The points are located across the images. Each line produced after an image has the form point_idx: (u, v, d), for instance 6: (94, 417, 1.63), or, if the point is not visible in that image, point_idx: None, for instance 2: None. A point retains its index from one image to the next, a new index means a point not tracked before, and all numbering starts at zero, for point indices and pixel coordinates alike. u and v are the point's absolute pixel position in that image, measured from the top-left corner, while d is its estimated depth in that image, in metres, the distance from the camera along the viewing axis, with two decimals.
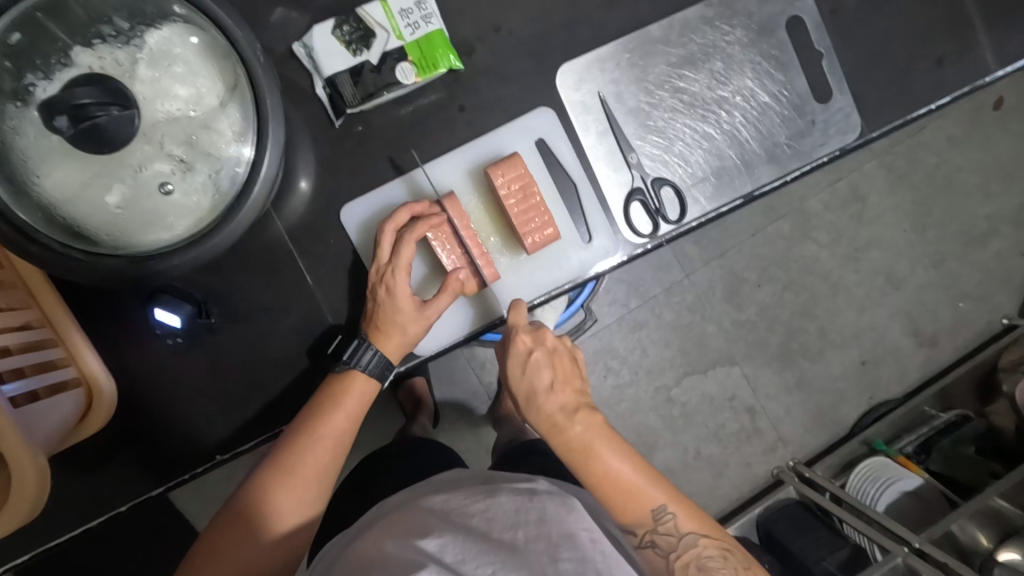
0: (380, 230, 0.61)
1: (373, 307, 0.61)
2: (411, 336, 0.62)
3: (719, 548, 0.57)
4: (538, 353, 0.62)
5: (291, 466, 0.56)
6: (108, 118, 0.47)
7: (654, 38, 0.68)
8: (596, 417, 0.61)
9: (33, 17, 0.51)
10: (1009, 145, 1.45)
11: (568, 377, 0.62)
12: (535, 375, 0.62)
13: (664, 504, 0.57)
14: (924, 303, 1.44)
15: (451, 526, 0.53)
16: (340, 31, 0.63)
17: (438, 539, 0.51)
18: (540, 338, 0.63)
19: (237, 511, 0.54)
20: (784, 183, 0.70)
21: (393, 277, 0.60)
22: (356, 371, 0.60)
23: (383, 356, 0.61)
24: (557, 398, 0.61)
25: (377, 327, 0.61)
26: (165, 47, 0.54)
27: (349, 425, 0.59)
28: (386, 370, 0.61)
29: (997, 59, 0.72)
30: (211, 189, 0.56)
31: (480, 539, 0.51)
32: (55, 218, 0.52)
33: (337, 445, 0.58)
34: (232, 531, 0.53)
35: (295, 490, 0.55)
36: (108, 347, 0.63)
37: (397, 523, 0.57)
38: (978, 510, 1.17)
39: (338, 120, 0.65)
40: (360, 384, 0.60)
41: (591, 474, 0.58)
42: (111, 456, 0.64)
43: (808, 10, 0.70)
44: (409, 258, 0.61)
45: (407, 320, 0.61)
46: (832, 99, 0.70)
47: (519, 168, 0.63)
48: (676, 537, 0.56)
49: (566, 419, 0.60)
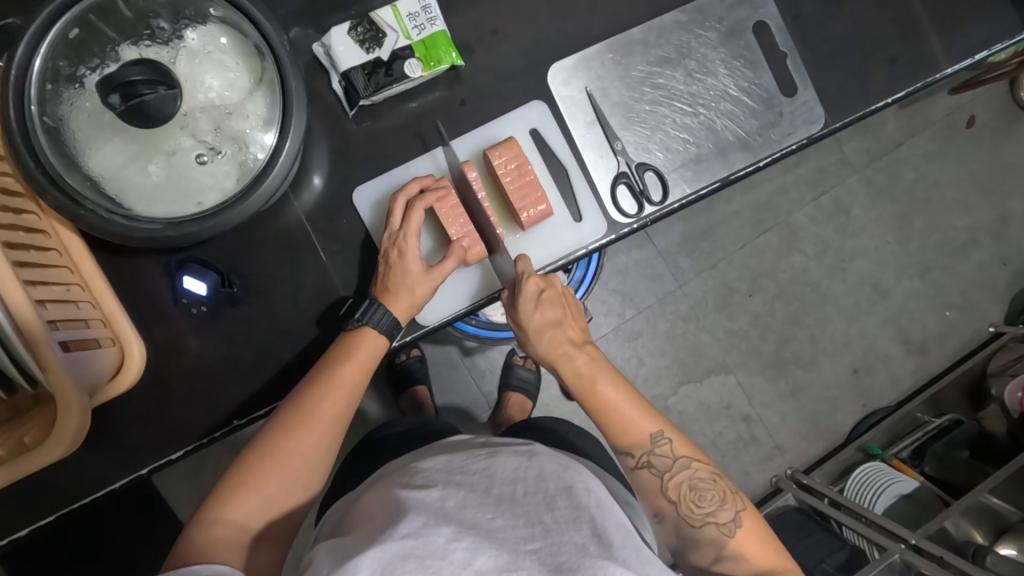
0: (393, 200, 0.68)
1: (385, 270, 0.68)
2: (420, 296, 0.67)
3: (709, 473, 0.63)
4: (550, 295, 0.67)
5: (310, 411, 0.60)
6: (155, 96, 0.55)
7: (634, 40, 0.76)
8: (598, 351, 0.68)
9: (86, 18, 0.58)
10: (983, 160, 1.54)
11: (575, 318, 0.69)
12: (545, 313, 0.67)
13: (661, 430, 0.63)
14: (910, 312, 1.50)
15: (453, 481, 0.54)
16: (355, 32, 0.70)
17: (438, 491, 0.52)
18: (551, 283, 0.68)
19: (261, 451, 0.58)
20: (756, 169, 0.77)
21: (405, 242, 0.66)
22: (368, 328, 0.65)
23: (393, 316, 0.66)
24: (564, 331, 0.67)
25: (388, 289, 0.66)
26: (201, 46, 0.61)
27: (362, 374, 0.64)
28: (394, 330, 0.66)
29: (946, 58, 0.80)
30: (238, 167, 0.62)
31: (478, 493, 0.52)
32: (101, 188, 0.59)
33: (351, 393, 0.63)
34: (257, 468, 0.58)
35: (315, 432, 0.60)
36: (140, 315, 0.68)
37: (398, 480, 0.58)
38: (971, 507, 1.18)
39: (351, 110, 0.72)
40: (371, 340, 0.65)
41: (596, 399, 0.65)
42: (134, 420, 0.68)
43: (772, 16, 0.78)
44: (419, 226, 0.67)
45: (415, 282, 0.67)
46: (798, 93, 0.78)
47: (515, 149, 0.69)
48: (671, 458, 0.63)
49: (574, 349, 0.67)
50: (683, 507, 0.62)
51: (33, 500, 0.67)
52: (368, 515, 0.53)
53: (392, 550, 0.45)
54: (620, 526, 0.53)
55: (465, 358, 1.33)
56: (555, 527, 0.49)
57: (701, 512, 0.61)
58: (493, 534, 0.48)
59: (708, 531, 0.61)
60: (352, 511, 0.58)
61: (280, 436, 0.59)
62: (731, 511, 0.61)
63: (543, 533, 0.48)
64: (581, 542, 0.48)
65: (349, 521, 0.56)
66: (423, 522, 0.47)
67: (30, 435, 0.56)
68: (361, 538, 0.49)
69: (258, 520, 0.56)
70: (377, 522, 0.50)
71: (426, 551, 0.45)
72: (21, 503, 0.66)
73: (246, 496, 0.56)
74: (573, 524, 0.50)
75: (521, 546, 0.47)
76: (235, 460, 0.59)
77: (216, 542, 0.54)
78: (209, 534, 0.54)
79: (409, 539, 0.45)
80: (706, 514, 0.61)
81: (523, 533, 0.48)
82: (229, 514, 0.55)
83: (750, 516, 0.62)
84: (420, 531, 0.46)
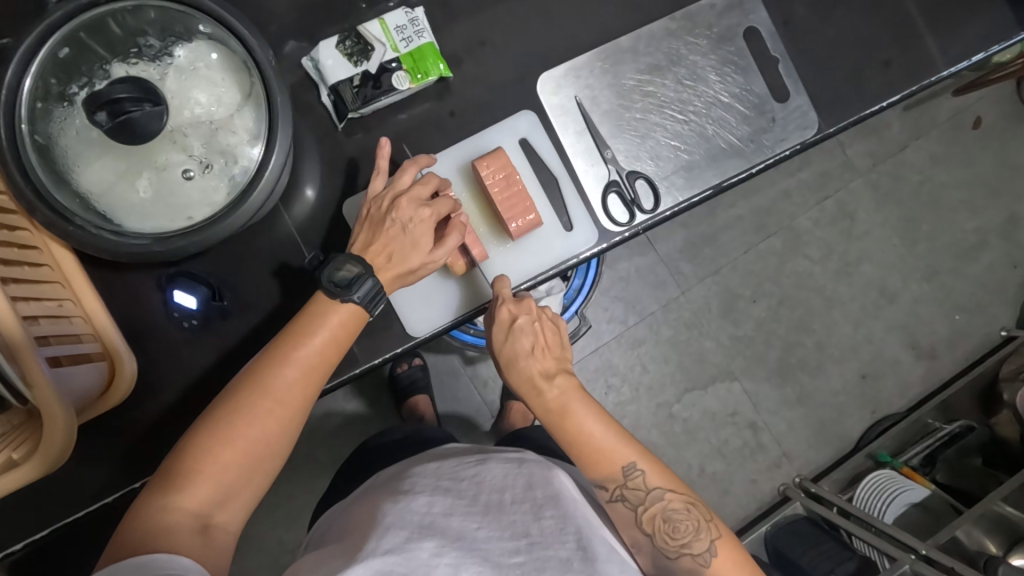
0: (405, 163, 0.65)
1: (377, 229, 0.63)
2: (410, 272, 0.64)
3: (683, 502, 0.61)
4: (523, 322, 0.64)
5: (271, 392, 0.57)
6: (142, 113, 0.56)
7: (624, 48, 0.76)
8: (573, 381, 0.64)
9: (77, 37, 0.59)
10: (991, 161, 1.51)
11: (550, 346, 0.65)
12: (517, 341, 0.64)
13: (634, 463, 0.61)
14: (919, 316, 1.47)
15: (440, 488, 0.53)
16: (343, 45, 0.71)
17: (425, 498, 0.51)
18: (524, 308, 0.65)
19: (216, 429, 0.55)
20: (749, 176, 0.76)
21: (410, 201, 0.64)
22: (350, 300, 0.61)
23: (379, 285, 0.62)
24: (536, 363, 0.63)
25: (380, 251, 0.63)
26: (191, 63, 0.62)
27: (332, 351, 0.61)
28: (376, 299, 0.62)
29: (943, 60, 0.79)
30: (227, 180, 0.62)
31: (466, 501, 0.51)
32: (91, 205, 0.60)
33: (317, 371, 0.60)
34: (212, 448, 0.55)
35: (276, 411, 0.57)
36: (133, 329, 0.69)
37: (388, 488, 0.56)
38: (983, 516, 1.15)
39: (341, 123, 0.72)
40: (346, 312, 0.61)
41: (568, 434, 0.62)
42: (126, 432, 0.68)
43: (763, 21, 0.78)
44: (429, 191, 0.65)
45: (411, 258, 0.64)
46: (790, 98, 0.77)
47: (502, 159, 0.69)
48: (644, 491, 0.60)
49: (544, 384, 0.63)
50: (658, 538, 0.60)
51: (27, 514, 0.67)
52: (356, 526, 0.52)
53: (374, 566, 0.43)
54: (605, 541, 0.52)
55: (467, 366, 1.33)
56: (541, 540, 0.48)
57: (676, 543, 0.60)
58: (477, 548, 0.47)
59: (683, 562, 0.60)
60: (337, 526, 0.57)
61: (237, 417, 0.56)
62: (707, 539, 0.60)
63: (528, 546, 0.48)
64: (565, 556, 0.48)
65: (336, 533, 0.55)
66: (406, 537, 0.46)
67: (19, 451, 0.56)
68: (343, 552, 0.48)
69: (211, 503, 0.54)
70: (361, 534, 0.49)
71: (408, 568, 0.44)
72: (14, 516, 0.67)
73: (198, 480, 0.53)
74: (558, 536, 0.49)
75: (506, 559, 0.47)
76: (186, 438, 0.56)
77: (168, 530, 0.51)
78: (158, 521, 0.51)
79: (391, 555, 0.44)
80: (682, 546, 0.60)
81: (508, 546, 0.48)
82: (179, 497, 0.53)
83: (726, 544, 0.61)
84: (403, 546, 0.45)
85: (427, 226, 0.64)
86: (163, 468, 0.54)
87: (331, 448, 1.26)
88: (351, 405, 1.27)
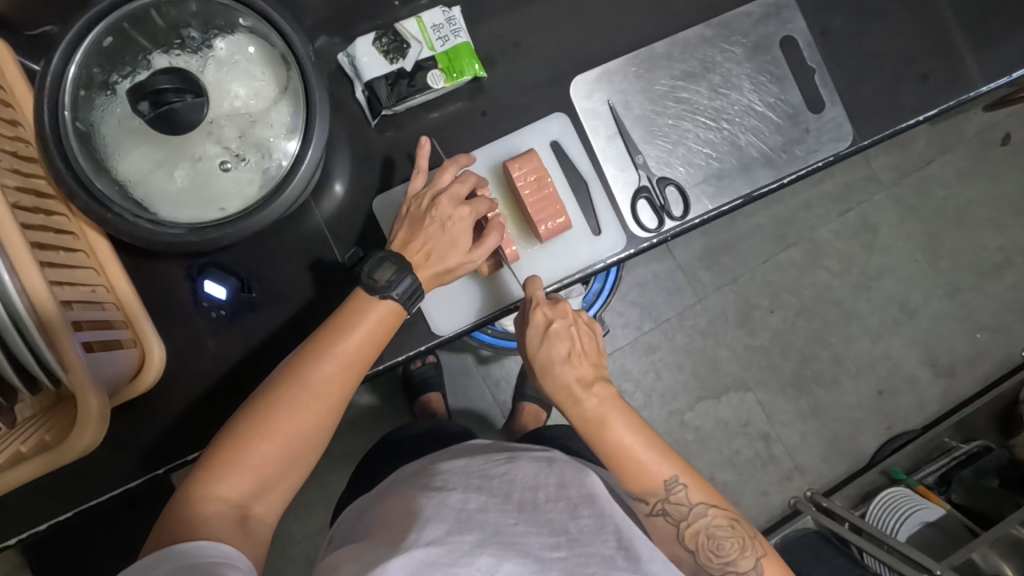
0: (445, 162, 0.66)
1: (417, 228, 0.64)
2: (447, 271, 0.64)
3: (727, 518, 0.61)
4: (558, 326, 0.65)
5: (308, 386, 0.58)
6: (182, 104, 0.58)
7: (658, 53, 0.75)
8: (611, 389, 0.64)
9: (120, 27, 0.59)
10: (1019, 179, 1.49)
11: (586, 352, 0.65)
12: (552, 347, 0.64)
13: (676, 476, 0.61)
14: (939, 334, 1.45)
15: (473, 486, 0.52)
16: (380, 43, 0.71)
17: (460, 494, 0.50)
18: (559, 311, 0.65)
19: (254, 421, 0.56)
20: (781, 186, 0.76)
21: (451, 202, 0.64)
22: (388, 299, 0.61)
23: (417, 282, 0.62)
24: (572, 369, 0.64)
25: (418, 249, 0.63)
26: (230, 56, 0.62)
27: (369, 345, 0.61)
28: (414, 297, 0.62)
29: (982, 76, 0.78)
30: (261, 173, 0.63)
31: (500, 498, 0.50)
32: (128, 194, 0.60)
33: (354, 366, 0.60)
34: (250, 440, 0.55)
35: (314, 405, 0.58)
36: (160, 318, 0.69)
37: (417, 484, 0.56)
38: (999, 539, 1.13)
39: (373, 120, 0.72)
40: (386, 311, 0.61)
41: (607, 444, 0.61)
42: (150, 419, 0.69)
43: (799, 31, 0.77)
44: (468, 190, 0.65)
45: (451, 259, 0.64)
46: (825, 109, 0.76)
47: (534, 162, 0.69)
48: (687, 506, 0.60)
49: (581, 391, 0.63)
50: (701, 555, 0.61)
51: (50, 496, 0.67)
52: (390, 519, 0.52)
53: (418, 557, 0.43)
54: (643, 540, 0.52)
55: (481, 365, 1.33)
56: (581, 537, 0.48)
57: (720, 560, 0.60)
58: (516, 542, 0.46)
59: None
60: (369, 519, 0.56)
61: (273, 410, 0.56)
62: (752, 557, 0.60)
63: (569, 542, 0.47)
64: (608, 554, 0.47)
65: (368, 528, 0.55)
66: (446, 529, 0.46)
67: (51, 434, 0.57)
68: (382, 545, 0.47)
69: (250, 494, 0.54)
70: (396, 529, 0.49)
71: (451, 559, 0.43)
72: (33, 498, 0.67)
73: (236, 471, 0.54)
74: (598, 534, 0.48)
75: (548, 554, 0.46)
76: (225, 428, 0.56)
77: (206, 519, 0.51)
78: (197, 511, 0.52)
79: (433, 546, 0.44)
80: (726, 563, 0.60)
81: (548, 541, 0.47)
82: (219, 487, 0.53)
83: (771, 561, 0.61)
84: (444, 537, 0.45)
85: (465, 226, 0.64)
86: (203, 457, 0.55)
87: (343, 442, 1.26)
88: (363, 400, 1.27)
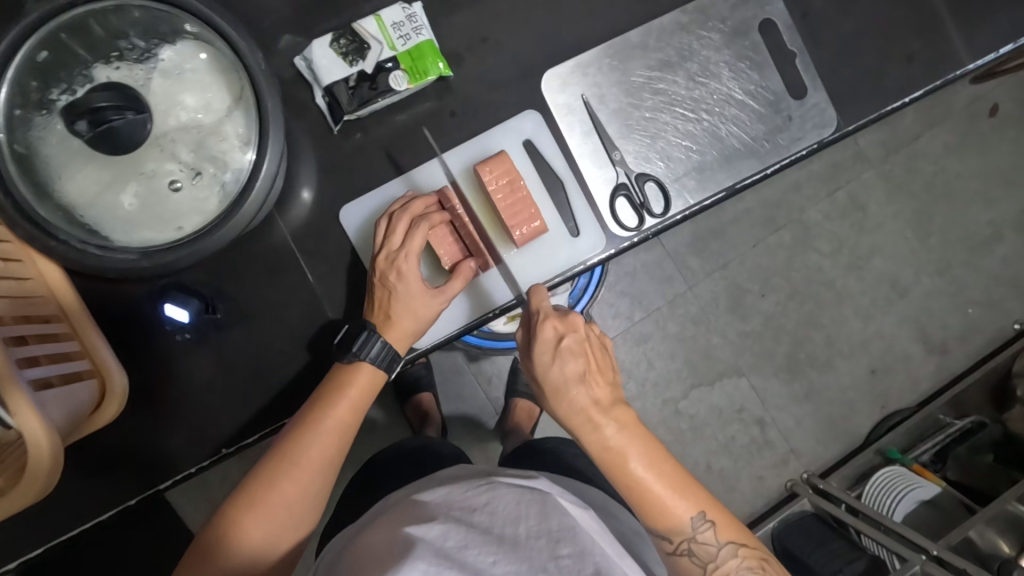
0: (396, 217, 0.65)
1: (383, 294, 0.65)
2: (415, 325, 0.65)
3: (757, 560, 0.59)
4: (571, 342, 0.60)
5: (298, 457, 0.60)
6: (123, 121, 0.54)
7: (633, 43, 0.72)
8: (630, 413, 0.60)
9: (57, 37, 0.56)
10: (1008, 151, 1.47)
11: (599, 371, 0.61)
12: (564, 364, 0.59)
13: (703, 514, 0.58)
14: (931, 311, 1.44)
15: (454, 518, 0.49)
16: (337, 44, 0.68)
17: (439, 528, 0.47)
18: (571, 325, 0.61)
19: (244, 506, 0.58)
20: (765, 177, 0.73)
21: (405, 262, 0.64)
22: (363, 361, 0.63)
23: (390, 346, 0.64)
24: (588, 391, 0.59)
25: (386, 315, 0.64)
26: (178, 64, 0.59)
27: (352, 417, 0.63)
28: (393, 362, 0.65)
29: (968, 53, 0.75)
30: (217, 189, 0.60)
31: (480, 532, 0.47)
32: (74, 218, 0.57)
33: (339, 441, 0.62)
34: (242, 520, 0.58)
35: (306, 475, 0.60)
36: (123, 343, 0.67)
37: (399, 517, 0.53)
38: (997, 516, 1.12)
39: (336, 126, 0.69)
40: (368, 373, 0.64)
41: (625, 476, 0.58)
42: (121, 449, 0.66)
43: (779, 13, 0.74)
44: (419, 245, 0.64)
45: (415, 303, 0.64)
46: (807, 95, 0.74)
47: (506, 164, 0.66)
48: (716, 547, 0.58)
49: (599, 415, 0.58)
50: None
51: (19, 533, 0.65)
52: (369, 554, 0.49)
53: None
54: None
55: (471, 364, 1.30)
56: None
57: None
58: None
59: None
60: (348, 551, 0.54)
61: (265, 484, 0.59)
62: None
63: None
64: None
65: (344, 566, 0.52)
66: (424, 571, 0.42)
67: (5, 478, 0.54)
68: None
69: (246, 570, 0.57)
70: (377, 565, 0.45)
71: None
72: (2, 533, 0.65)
73: (235, 544, 0.57)
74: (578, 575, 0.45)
75: None
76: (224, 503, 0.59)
77: None
78: None
79: None
80: None
81: None
82: (220, 562, 0.57)
83: None
84: None
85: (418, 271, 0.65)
86: (205, 530, 0.59)
87: None
88: None
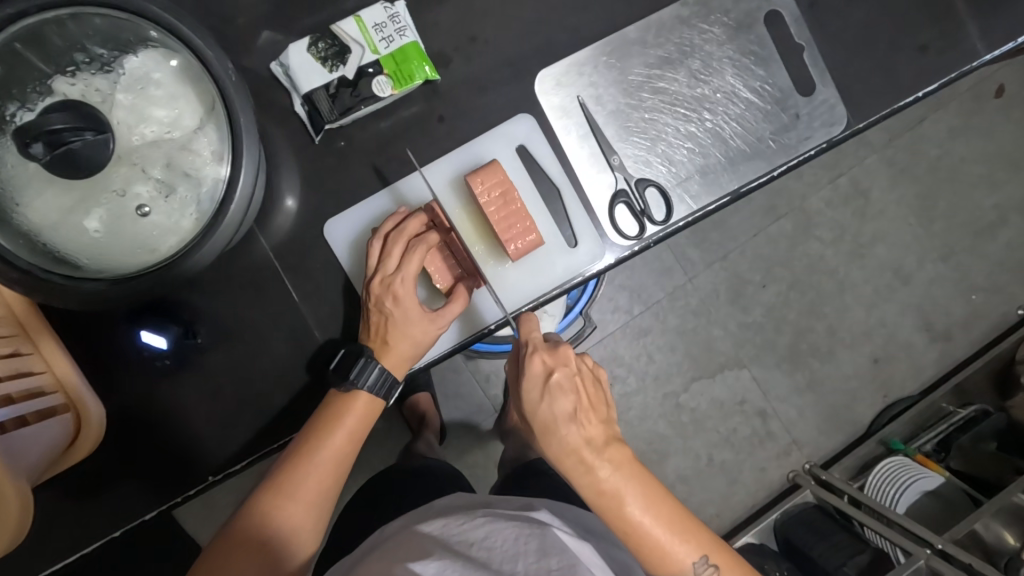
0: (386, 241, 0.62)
1: (379, 320, 0.62)
2: (415, 349, 0.63)
3: None
4: (561, 376, 0.57)
5: (294, 490, 0.59)
6: (82, 143, 0.50)
7: (630, 39, 0.68)
8: (625, 452, 0.57)
9: (12, 48, 0.52)
10: (1014, 132, 1.43)
11: (592, 407, 0.58)
12: (554, 402, 0.57)
13: (705, 558, 0.57)
14: (935, 298, 1.41)
15: (452, 553, 0.46)
16: (316, 49, 0.64)
17: (435, 565, 0.44)
18: (561, 359, 0.58)
19: (236, 542, 0.56)
20: (771, 179, 0.69)
21: (401, 286, 0.61)
22: (360, 391, 0.61)
23: (387, 371, 0.62)
24: (582, 431, 0.56)
25: (383, 340, 0.62)
26: (143, 74, 0.55)
27: (349, 447, 0.61)
28: (390, 390, 0.63)
29: (984, 43, 0.71)
30: (190, 210, 0.56)
31: (477, 567, 0.44)
32: (37, 244, 0.53)
33: (337, 472, 0.61)
34: (232, 558, 0.55)
35: (302, 508, 0.59)
36: (99, 370, 0.63)
37: (393, 551, 0.50)
38: (1001, 508, 1.08)
39: (317, 136, 0.65)
40: (364, 401, 0.62)
41: (623, 522, 0.56)
42: (100, 480, 0.63)
43: (786, 4, 0.69)
44: (415, 268, 0.62)
45: (414, 328, 0.62)
46: (816, 92, 0.70)
47: (499, 174, 0.62)
48: None
49: (592, 456, 0.56)
50: None
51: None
52: None
53: None
54: None
55: (469, 362, 1.27)
56: None
57: None
58: None
59: None
60: None
61: (259, 519, 0.57)
62: None
63: None
64: None
65: None
66: None
67: None
68: None
69: None
70: None
71: None
72: None
73: None
74: None
75: None
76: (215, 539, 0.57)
77: None
78: None
79: None
80: None
81: None
82: None
83: None
84: None
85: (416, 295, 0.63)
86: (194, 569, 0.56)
87: None
88: None
